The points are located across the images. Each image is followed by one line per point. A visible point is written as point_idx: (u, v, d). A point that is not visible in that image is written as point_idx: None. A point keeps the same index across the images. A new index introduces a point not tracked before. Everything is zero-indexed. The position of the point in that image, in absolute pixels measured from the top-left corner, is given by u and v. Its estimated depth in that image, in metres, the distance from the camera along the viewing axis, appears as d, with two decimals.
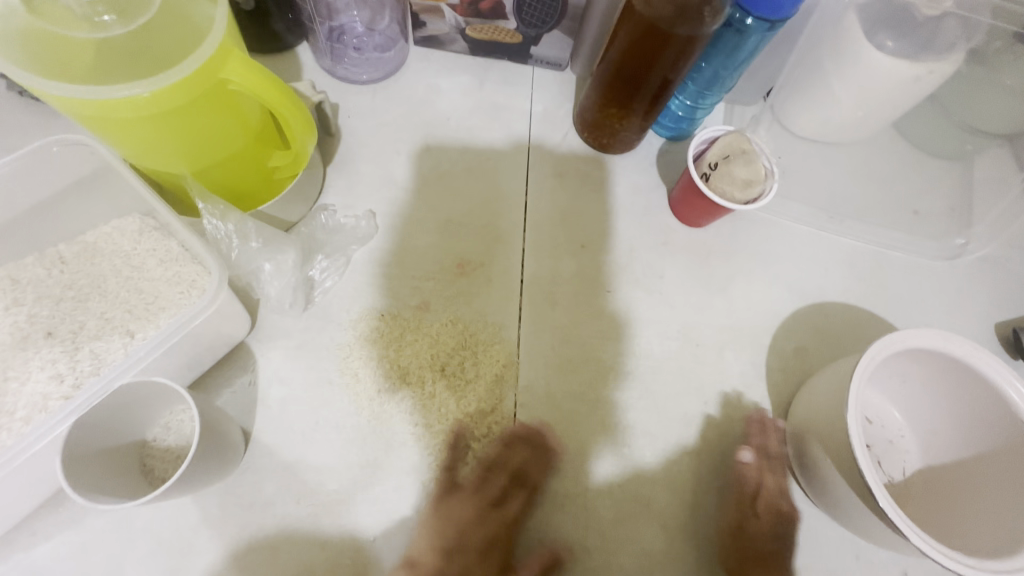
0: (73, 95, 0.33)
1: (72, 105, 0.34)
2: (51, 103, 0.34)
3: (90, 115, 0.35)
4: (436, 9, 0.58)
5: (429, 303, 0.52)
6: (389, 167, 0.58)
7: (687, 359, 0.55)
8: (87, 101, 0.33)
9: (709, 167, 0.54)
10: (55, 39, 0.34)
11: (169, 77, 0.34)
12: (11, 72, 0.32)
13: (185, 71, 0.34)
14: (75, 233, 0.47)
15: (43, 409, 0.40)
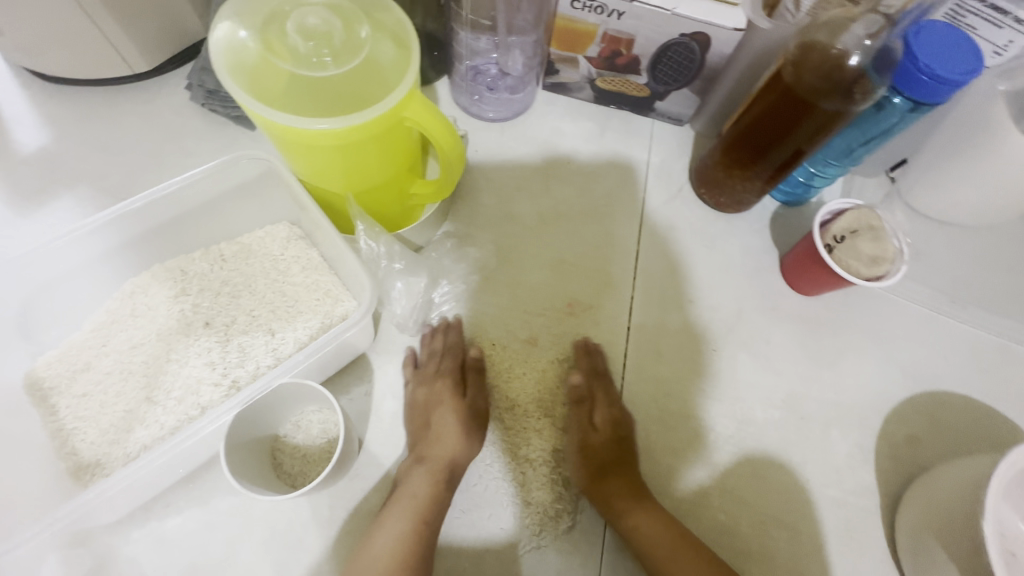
0: (282, 120, 0.37)
1: (277, 126, 0.38)
2: (258, 120, 0.39)
3: (288, 135, 0.39)
4: (573, 60, 0.60)
5: (538, 339, 0.54)
6: (509, 203, 0.60)
7: (791, 432, 0.53)
8: (290, 127, 0.37)
9: (833, 239, 0.53)
10: (278, 68, 0.38)
11: (363, 118, 0.37)
12: (237, 92, 0.37)
13: (377, 114, 0.38)
14: (235, 234, 0.53)
15: (196, 393, 0.44)
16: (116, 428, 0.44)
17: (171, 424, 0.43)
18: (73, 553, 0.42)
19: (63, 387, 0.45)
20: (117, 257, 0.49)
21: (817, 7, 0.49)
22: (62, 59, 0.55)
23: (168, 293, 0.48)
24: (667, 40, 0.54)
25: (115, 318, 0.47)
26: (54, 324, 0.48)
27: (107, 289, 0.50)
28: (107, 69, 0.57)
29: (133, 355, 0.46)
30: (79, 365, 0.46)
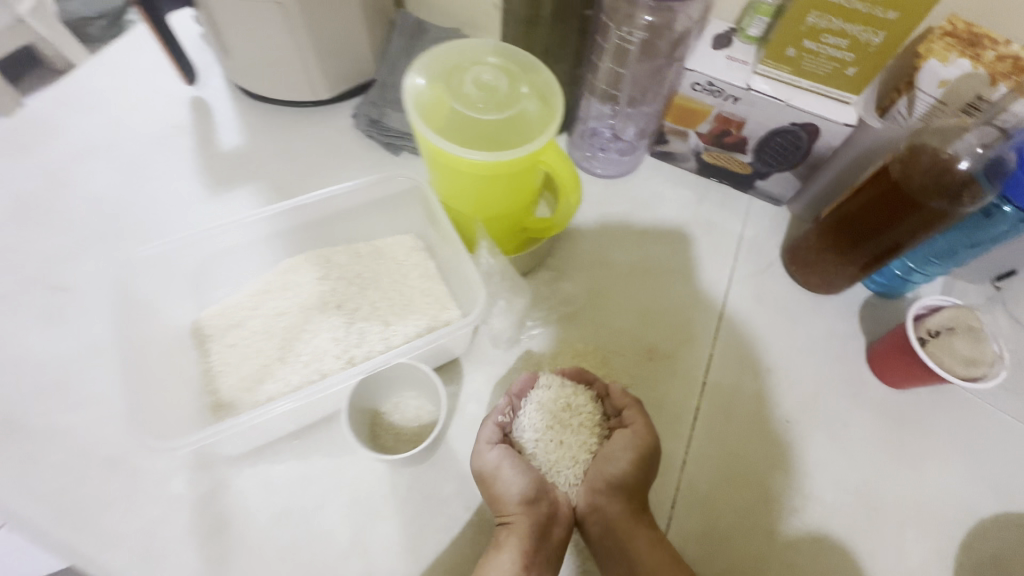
0: (452, 149, 0.45)
1: (445, 153, 0.46)
2: (429, 147, 0.47)
3: (450, 161, 0.46)
4: (684, 133, 0.67)
5: (617, 376, 0.57)
6: (605, 250, 0.66)
7: (861, 521, 0.52)
8: (457, 154, 0.45)
9: (928, 332, 0.53)
10: (453, 110, 0.47)
11: (515, 154, 0.45)
12: (420, 124, 0.45)
13: (528, 152, 0.45)
14: (370, 238, 0.62)
15: (319, 361, 0.52)
16: (252, 377, 0.52)
17: (296, 382, 0.51)
18: (196, 475, 0.49)
19: (218, 335, 0.54)
20: (280, 239, 0.60)
21: (930, 115, 0.53)
22: (269, 81, 0.69)
23: (312, 274, 0.57)
24: (776, 126, 0.59)
25: (269, 287, 0.57)
26: (221, 284, 0.59)
27: (264, 264, 0.60)
28: (297, 93, 0.71)
29: (277, 320, 0.55)
30: (233, 321, 0.55)
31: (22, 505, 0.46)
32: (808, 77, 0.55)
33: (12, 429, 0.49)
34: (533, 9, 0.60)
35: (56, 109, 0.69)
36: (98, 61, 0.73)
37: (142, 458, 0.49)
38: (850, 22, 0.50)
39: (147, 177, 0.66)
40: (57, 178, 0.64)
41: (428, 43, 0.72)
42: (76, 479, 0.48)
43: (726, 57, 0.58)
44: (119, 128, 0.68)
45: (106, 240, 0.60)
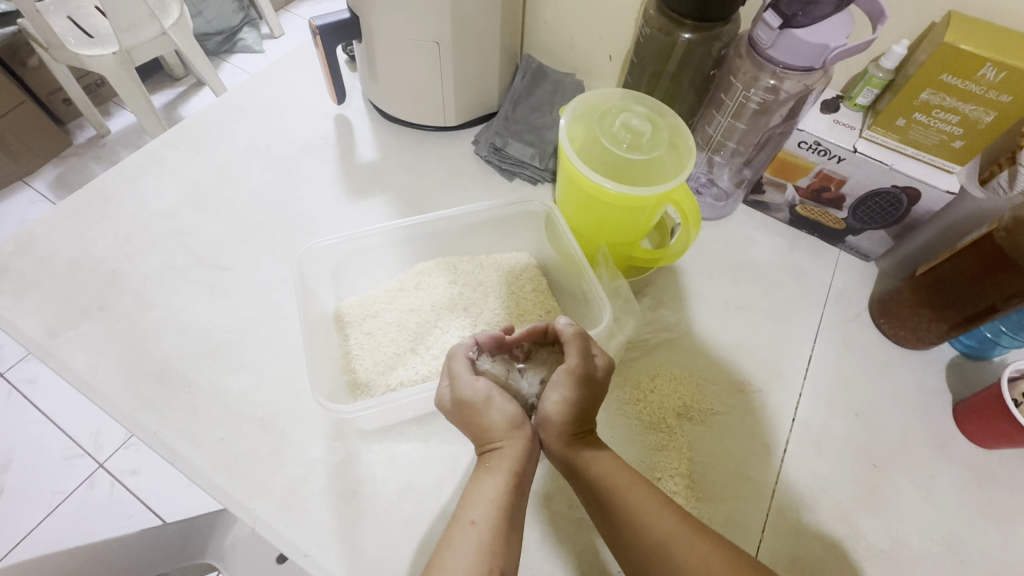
0: (602, 181, 0.51)
1: (593, 185, 0.52)
2: (576, 177, 0.53)
3: (595, 192, 0.53)
4: (782, 185, 0.71)
5: (711, 402, 0.61)
6: (699, 285, 0.71)
7: (948, 571, 0.53)
8: (606, 187, 0.51)
9: (1022, 395, 0.54)
10: (601, 150, 0.54)
11: (657, 190, 0.51)
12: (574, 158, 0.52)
13: (667, 189, 0.51)
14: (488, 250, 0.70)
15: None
16: (386, 363, 0.59)
17: (426, 370, 0.58)
18: (332, 444, 0.55)
19: (357, 322, 0.61)
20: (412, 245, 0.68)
21: None
22: (406, 106, 0.78)
23: (442, 278, 0.65)
24: (878, 186, 0.64)
25: (403, 285, 0.64)
26: (357, 278, 0.66)
27: (396, 266, 0.67)
28: (428, 118, 0.80)
29: (411, 315, 0.62)
30: (368, 312, 0.62)
31: (189, 449, 0.53)
32: (914, 145, 0.60)
33: (185, 383, 0.57)
34: (659, 66, 0.67)
35: (224, 115, 0.80)
36: (260, 77, 0.84)
37: (288, 422, 0.56)
38: (963, 101, 0.55)
39: (297, 179, 0.75)
40: (224, 174, 0.74)
41: (548, 86, 0.81)
42: (234, 432, 0.55)
43: (832, 121, 0.63)
44: (276, 136, 0.79)
45: (265, 229, 0.70)
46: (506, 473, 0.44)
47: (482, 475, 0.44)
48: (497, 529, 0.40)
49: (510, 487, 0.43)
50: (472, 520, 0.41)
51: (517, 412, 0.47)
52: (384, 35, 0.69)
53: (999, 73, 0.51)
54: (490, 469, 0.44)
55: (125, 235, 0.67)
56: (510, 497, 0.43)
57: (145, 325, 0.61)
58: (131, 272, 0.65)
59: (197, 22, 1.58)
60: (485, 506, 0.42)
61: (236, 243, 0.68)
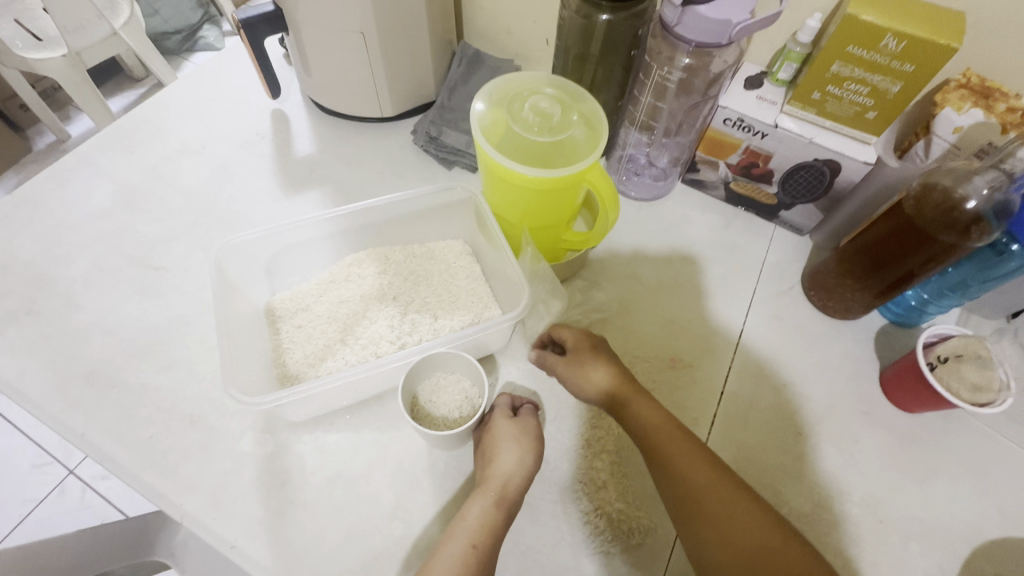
0: (519, 169, 0.51)
1: (512, 174, 0.52)
2: (496, 168, 0.53)
3: (515, 181, 0.53)
4: (714, 163, 0.72)
5: (644, 381, 0.62)
6: (634, 265, 0.71)
7: (867, 532, 0.55)
8: (523, 174, 0.51)
9: (937, 358, 0.57)
10: (515, 138, 0.54)
11: (573, 168, 0.51)
12: (489, 151, 0.51)
13: (583, 165, 0.51)
14: (421, 241, 0.70)
15: (376, 344, 0.60)
16: (315, 355, 0.59)
17: (354, 361, 0.58)
18: (262, 436, 0.55)
19: (287, 317, 0.62)
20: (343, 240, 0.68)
21: (945, 157, 0.58)
22: (341, 98, 0.78)
23: (372, 269, 0.66)
24: (800, 160, 0.64)
25: (333, 278, 0.65)
26: (289, 274, 0.66)
27: (327, 260, 0.68)
28: (364, 109, 0.79)
29: (341, 307, 0.63)
30: (298, 306, 0.63)
31: (117, 449, 0.54)
32: (830, 117, 0.61)
33: (114, 384, 0.57)
34: (583, 48, 0.67)
35: (159, 114, 0.79)
36: (195, 75, 0.83)
37: (217, 417, 0.56)
38: (871, 72, 0.55)
39: (232, 176, 0.75)
40: (156, 173, 0.74)
41: (484, 73, 0.81)
42: (162, 429, 0.55)
43: (756, 97, 0.64)
44: (211, 133, 0.78)
45: (198, 227, 0.69)
46: (494, 499, 0.49)
47: (473, 499, 0.49)
48: (490, 545, 0.47)
49: (497, 511, 0.49)
50: (470, 543, 0.46)
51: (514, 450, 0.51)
52: (310, 27, 0.68)
53: (900, 43, 0.52)
54: (482, 497, 0.49)
55: (55, 239, 0.67)
56: (499, 519, 0.48)
57: (76, 329, 0.61)
58: (60, 276, 0.64)
59: (152, 21, 1.54)
60: (476, 524, 0.48)
61: (169, 242, 0.68)
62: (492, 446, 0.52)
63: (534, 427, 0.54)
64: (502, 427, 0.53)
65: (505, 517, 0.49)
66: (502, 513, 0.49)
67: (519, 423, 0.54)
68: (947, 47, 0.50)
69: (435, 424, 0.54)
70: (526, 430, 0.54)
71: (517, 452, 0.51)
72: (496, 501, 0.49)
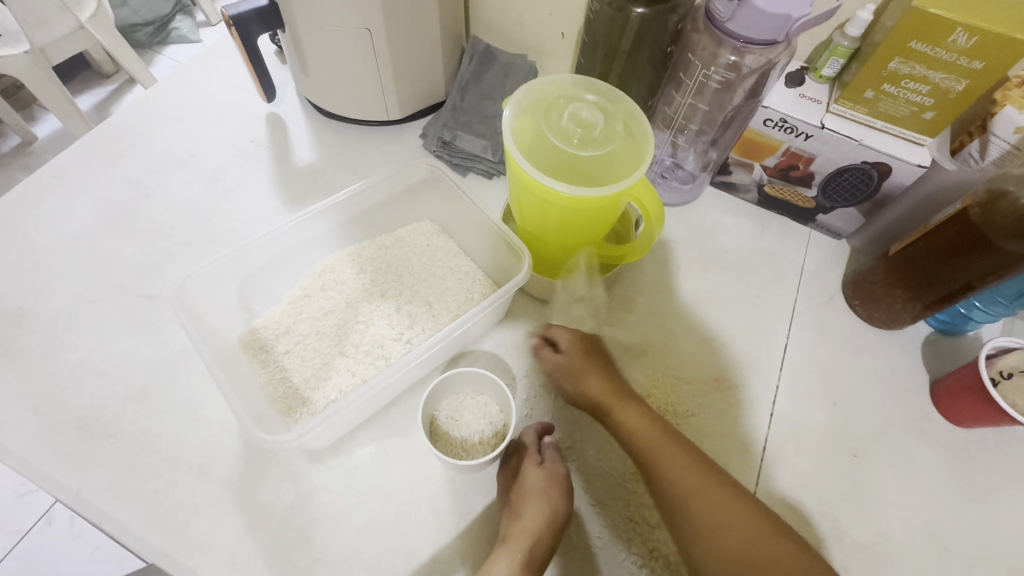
0: (561, 188, 0.46)
1: (551, 193, 0.47)
2: (532, 185, 0.48)
3: (553, 199, 0.48)
4: (749, 165, 0.68)
5: (687, 405, 0.58)
6: (668, 277, 0.67)
7: (931, 559, 0.52)
8: (565, 193, 0.46)
9: (1000, 373, 0.54)
10: (552, 151, 0.49)
11: (620, 187, 0.46)
12: (526, 167, 0.46)
13: (630, 184, 0.46)
14: (395, 228, 0.67)
15: (380, 347, 0.56)
16: (315, 375, 0.54)
17: (361, 371, 0.54)
18: (281, 486, 0.50)
19: (274, 344, 0.56)
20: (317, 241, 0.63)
21: (1004, 159, 0.53)
22: (344, 100, 0.71)
23: (350, 269, 0.61)
24: (846, 164, 0.60)
25: (307, 291, 0.59)
26: (260, 293, 0.61)
27: (296, 270, 0.62)
28: (369, 112, 0.73)
29: (326, 317, 0.58)
30: (281, 329, 0.57)
31: (118, 508, 0.48)
32: (883, 118, 0.57)
33: (109, 432, 0.51)
34: (613, 44, 0.62)
35: (141, 121, 0.72)
36: (179, 78, 0.76)
37: (230, 466, 0.51)
38: (934, 70, 0.51)
39: (226, 189, 0.68)
40: (142, 189, 0.67)
41: (497, 71, 0.75)
42: (168, 482, 0.49)
43: (798, 95, 0.60)
44: (201, 142, 0.71)
45: (192, 249, 0.63)
46: (522, 554, 0.45)
47: (499, 555, 0.45)
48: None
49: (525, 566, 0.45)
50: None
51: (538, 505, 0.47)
52: (310, 23, 0.61)
53: (971, 38, 0.47)
54: (509, 552, 0.45)
55: (32, 267, 0.60)
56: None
57: (62, 370, 0.54)
58: (41, 309, 0.58)
59: (121, 12, 1.43)
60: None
61: (161, 267, 0.61)
62: (519, 500, 0.48)
63: (561, 476, 0.50)
64: (529, 477, 0.49)
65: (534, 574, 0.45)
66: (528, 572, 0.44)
67: (547, 468, 0.50)
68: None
69: (452, 447, 0.49)
70: (553, 479, 0.50)
71: (544, 504, 0.47)
72: (522, 562, 0.45)
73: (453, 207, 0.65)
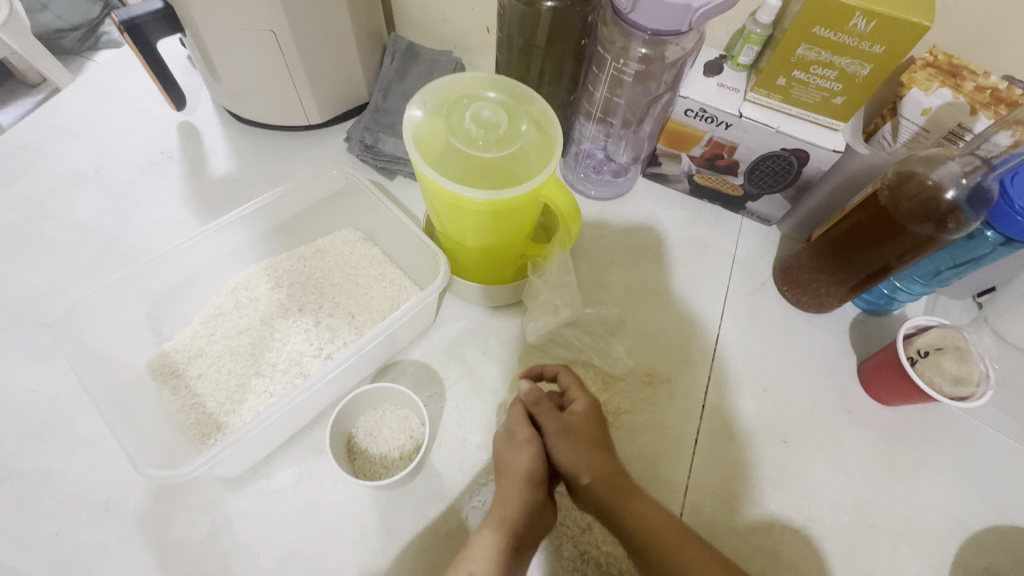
0: (467, 193, 0.44)
1: (461, 198, 0.45)
2: (440, 193, 0.46)
3: (463, 205, 0.46)
4: (676, 156, 0.67)
5: (620, 403, 0.58)
6: (601, 273, 0.67)
7: (859, 539, 0.53)
8: (473, 198, 0.44)
9: (917, 352, 0.55)
10: (457, 154, 0.47)
11: (528, 186, 0.45)
12: (431, 174, 0.44)
13: (538, 182, 0.45)
14: (315, 238, 0.64)
15: (297, 363, 0.54)
16: (230, 398, 0.52)
17: (278, 390, 0.52)
18: (195, 517, 0.48)
19: (187, 369, 0.53)
20: (233, 254, 0.61)
21: (914, 141, 0.55)
22: (258, 106, 0.68)
23: (265, 285, 0.58)
24: (767, 151, 0.60)
25: (220, 310, 0.57)
26: (174, 313, 0.57)
27: (212, 287, 0.59)
28: (288, 118, 0.70)
29: (240, 337, 0.55)
30: (193, 351, 0.54)
31: (17, 556, 0.45)
32: (797, 105, 0.57)
33: (5, 474, 0.48)
34: (528, 39, 0.61)
35: (41, 138, 0.67)
36: (84, 90, 0.72)
37: (140, 501, 0.48)
38: (838, 55, 0.51)
39: (135, 206, 0.64)
40: (41, 210, 0.63)
41: (421, 68, 0.72)
42: (71, 523, 0.47)
43: (717, 84, 0.59)
44: (106, 157, 0.67)
45: (97, 272, 0.60)
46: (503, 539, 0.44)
47: (479, 539, 0.44)
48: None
49: (504, 552, 0.43)
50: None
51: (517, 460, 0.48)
52: (208, 27, 0.58)
53: (869, 23, 0.48)
54: (489, 536, 0.44)
55: None
56: (505, 561, 0.43)
57: None
58: None
59: None
60: (483, 564, 0.42)
61: (64, 293, 0.58)
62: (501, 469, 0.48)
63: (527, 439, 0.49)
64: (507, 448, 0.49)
65: (513, 556, 0.44)
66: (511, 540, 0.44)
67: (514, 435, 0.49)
68: (919, 26, 0.46)
69: (371, 465, 0.50)
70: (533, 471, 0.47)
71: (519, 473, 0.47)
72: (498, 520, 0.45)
73: (374, 214, 0.64)
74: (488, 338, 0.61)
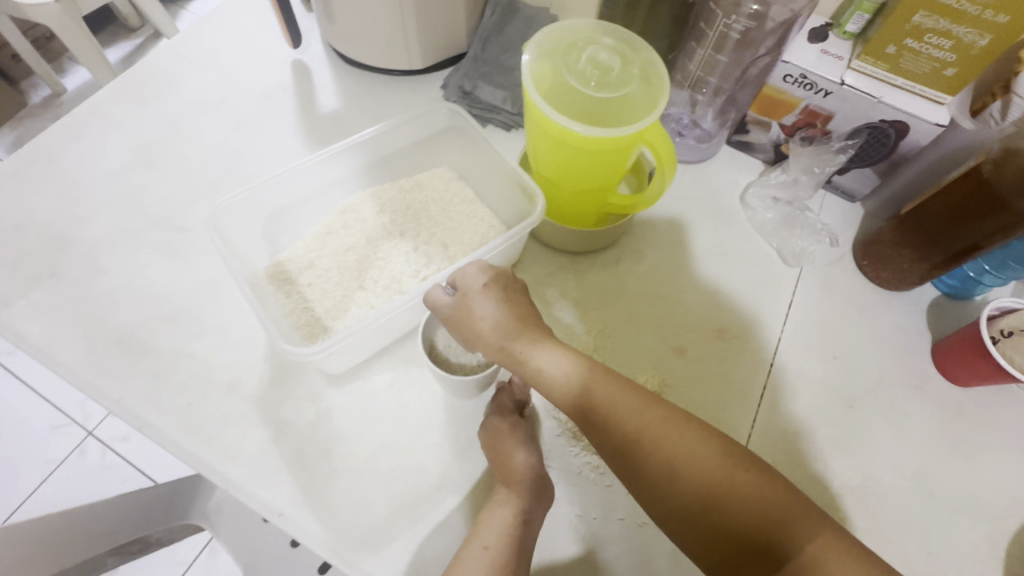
0: (575, 130, 0.47)
1: (569, 135, 0.48)
2: (550, 129, 0.49)
3: (569, 142, 0.49)
4: (766, 124, 0.68)
5: (687, 350, 0.61)
6: (680, 232, 0.68)
7: (916, 504, 0.54)
8: (580, 135, 0.47)
9: (1000, 332, 0.54)
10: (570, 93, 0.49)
11: (633, 128, 0.47)
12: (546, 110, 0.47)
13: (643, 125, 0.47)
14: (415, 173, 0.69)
15: (397, 281, 0.59)
16: (336, 305, 0.57)
17: (379, 302, 0.57)
18: (303, 405, 0.54)
19: (296, 277, 0.59)
20: (340, 181, 0.66)
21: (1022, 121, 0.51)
22: (367, 49, 0.72)
23: (371, 209, 0.63)
24: (865, 121, 0.61)
25: (329, 228, 0.62)
26: (286, 230, 0.63)
27: (321, 209, 0.65)
28: (392, 61, 0.74)
29: (348, 253, 0.61)
30: (305, 262, 0.60)
31: (153, 416, 0.52)
32: (904, 76, 0.56)
33: (147, 350, 0.55)
34: None
35: (172, 64, 0.74)
36: (209, 22, 0.78)
37: (257, 385, 0.54)
38: (957, 24, 0.51)
39: (253, 132, 0.70)
40: (174, 128, 0.70)
41: (521, 23, 0.73)
42: (200, 397, 0.53)
43: (820, 51, 0.60)
44: (229, 86, 0.73)
45: (222, 186, 0.66)
46: (515, 511, 0.48)
47: (489, 509, 0.48)
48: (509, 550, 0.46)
49: (515, 525, 0.48)
50: (485, 546, 0.46)
51: (512, 458, 0.51)
52: None
53: None
54: (502, 504, 0.48)
55: (73, 198, 0.64)
56: (515, 531, 0.48)
57: (99, 293, 0.58)
58: (82, 237, 0.62)
59: None
60: (496, 536, 0.47)
61: (193, 203, 0.65)
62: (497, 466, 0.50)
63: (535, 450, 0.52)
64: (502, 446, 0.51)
65: (523, 527, 0.48)
66: (520, 523, 0.48)
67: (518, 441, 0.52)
68: None
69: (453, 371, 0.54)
70: (533, 464, 0.51)
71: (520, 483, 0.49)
72: (516, 511, 0.48)
73: (471, 155, 0.67)
74: (566, 283, 0.64)
